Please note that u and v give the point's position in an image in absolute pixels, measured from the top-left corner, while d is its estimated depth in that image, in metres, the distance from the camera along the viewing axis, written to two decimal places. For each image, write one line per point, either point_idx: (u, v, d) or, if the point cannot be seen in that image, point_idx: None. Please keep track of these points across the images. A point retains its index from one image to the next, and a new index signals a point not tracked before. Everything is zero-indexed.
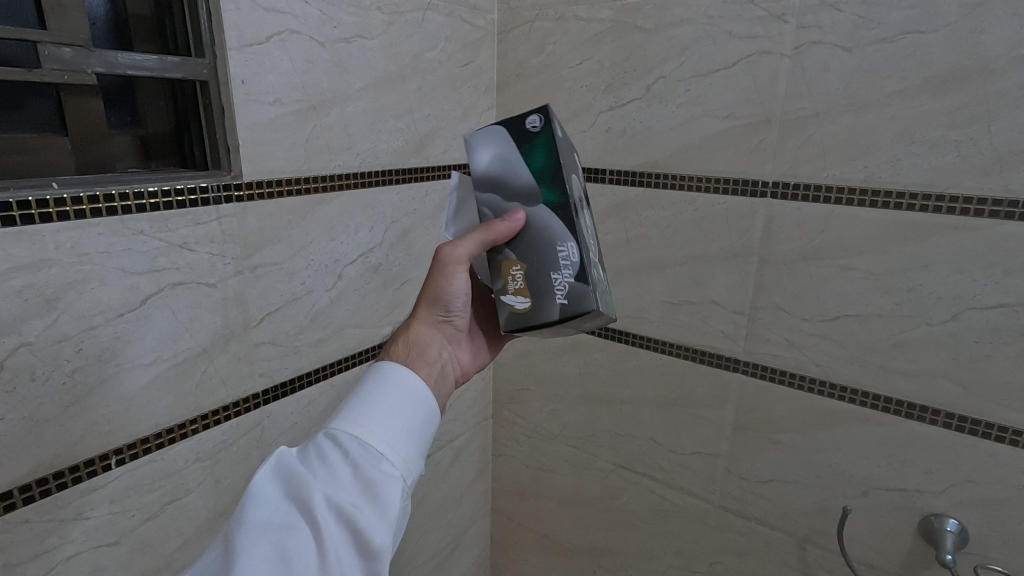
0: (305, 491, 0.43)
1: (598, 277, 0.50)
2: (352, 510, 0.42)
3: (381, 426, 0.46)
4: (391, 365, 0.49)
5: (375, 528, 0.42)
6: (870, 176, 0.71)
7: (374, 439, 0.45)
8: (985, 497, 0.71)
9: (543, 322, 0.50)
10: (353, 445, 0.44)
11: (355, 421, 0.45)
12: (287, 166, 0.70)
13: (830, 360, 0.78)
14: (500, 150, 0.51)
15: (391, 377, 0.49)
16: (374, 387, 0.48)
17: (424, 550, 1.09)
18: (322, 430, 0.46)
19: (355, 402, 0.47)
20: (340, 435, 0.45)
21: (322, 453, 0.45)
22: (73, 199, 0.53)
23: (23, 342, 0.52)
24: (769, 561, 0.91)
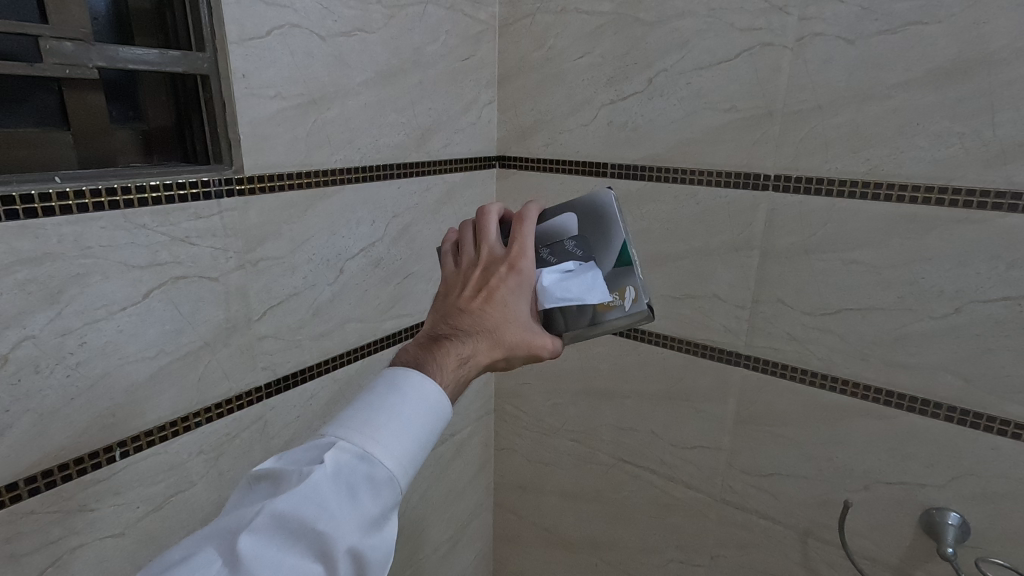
0: (329, 524, 0.41)
1: None
2: (369, 546, 0.43)
3: (411, 461, 0.46)
4: (439, 394, 0.47)
5: (382, 561, 0.44)
6: (873, 169, 0.70)
7: (404, 476, 0.45)
8: (986, 491, 0.71)
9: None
10: (384, 481, 0.44)
11: (389, 454, 0.44)
12: (288, 159, 0.70)
13: (832, 354, 0.78)
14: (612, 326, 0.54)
15: (434, 417, 0.47)
16: (415, 422, 0.46)
17: (426, 543, 1.10)
18: (355, 456, 0.44)
19: (395, 432, 0.45)
20: (374, 470, 0.44)
21: (351, 482, 0.43)
22: (76, 193, 0.54)
23: (28, 335, 0.52)
24: (770, 554, 0.91)
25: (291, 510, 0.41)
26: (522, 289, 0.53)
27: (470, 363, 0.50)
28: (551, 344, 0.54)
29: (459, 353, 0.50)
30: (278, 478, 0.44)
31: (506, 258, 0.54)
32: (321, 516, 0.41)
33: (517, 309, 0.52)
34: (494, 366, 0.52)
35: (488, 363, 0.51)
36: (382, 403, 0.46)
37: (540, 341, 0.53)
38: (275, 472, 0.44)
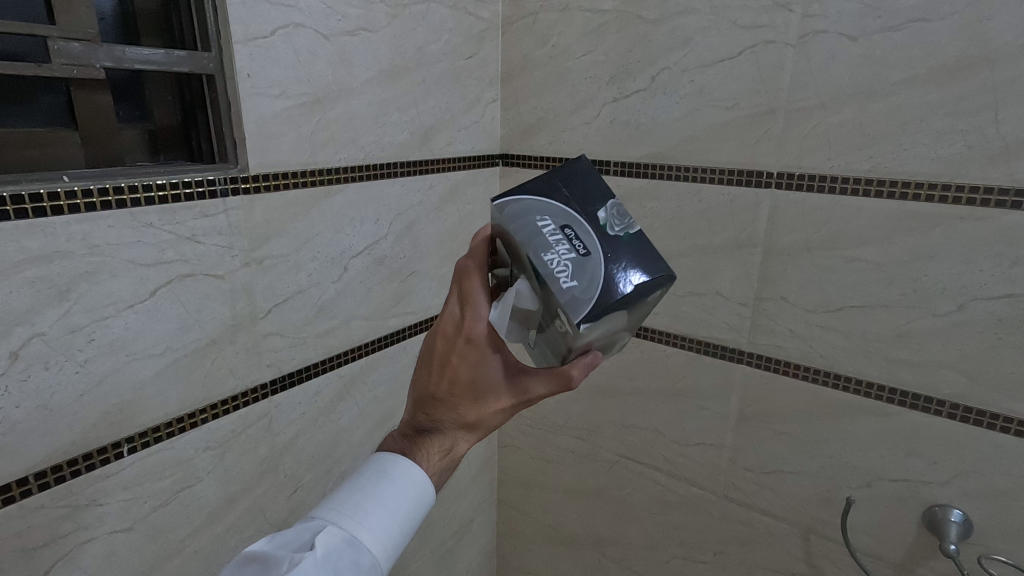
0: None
1: None
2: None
3: (395, 549, 0.47)
4: (426, 482, 0.49)
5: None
6: (876, 166, 0.70)
7: (387, 565, 0.47)
8: (989, 487, 0.71)
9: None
10: (368, 569, 0.45)
11: (375, 538, 0.46)
12: (292, 158, 0.71)
13: (835, 351, 0.78)
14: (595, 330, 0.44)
15: (418, 501, 0.49)
16: (402, 506, 0.48)
17: (430, 539, 1.11)
18: (343, 540, 0.45)
19: (381, 519, 0.47)
20: (362, 554, 0.45)
21: (340, 568, 0.43)
22: (84, 192, 0.54)
23: (37, 332, 0.53)
24: (773, 550, 0.91)
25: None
26: (482, 363, 0.47)
27: (453, 447, 0.50)
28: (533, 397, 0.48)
29: (440, 443, 0.50)
30: (267, 561, 0.44)
31: (458, 334, 0.47)
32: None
33: (485, 383, 0.48)
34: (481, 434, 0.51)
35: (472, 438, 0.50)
36: (373, 488, 0.47)
37: (520, 401, 0.49)
38: (263, 554, 0.44)
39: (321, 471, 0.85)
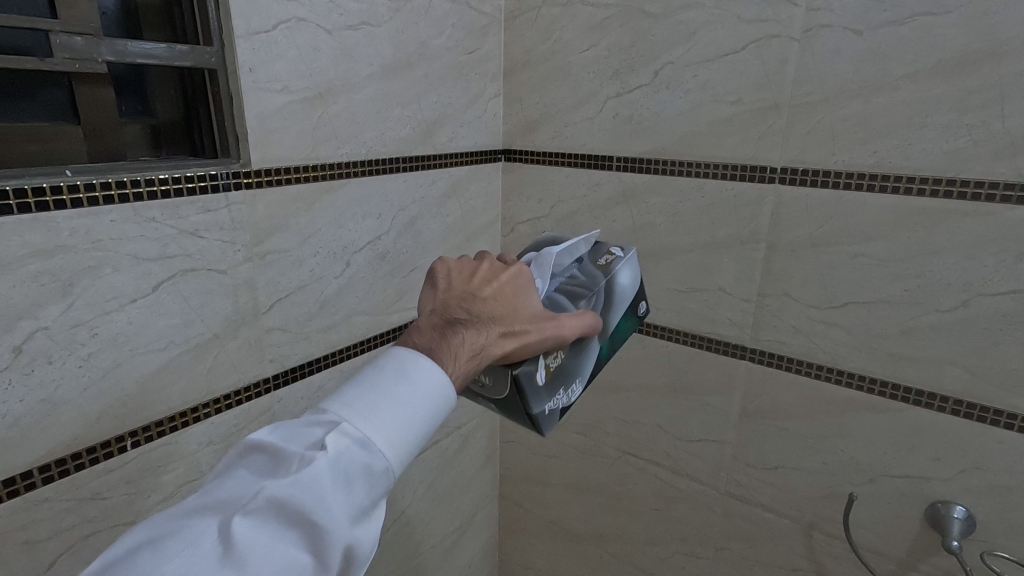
0: (326, 516, 0.39)
1: (561, 394, 0.56)
2: (357, 541, 0.41)
3: (409, 456, 0.45)
4: (446, 391, 0.47)
5: (364, 557, 0.42)
6: (880, 161, 0.70)
7: (399, 471, 0.44)
8: (992, 484, 0.71)
9: (528, 400, 0.52)
10: (379, 475, 0.42)
11: (386, 443, 0.43)
12: (295, 153, 0.71)
13: (838, 347, 0.78)
14: (630, 275, 0.63)
15: (436, 406, 0.46)
16: (418, 411, 0.45)
17: (433, 534, 1.11)
18: (354, 442, 0.42)
19: (396, 423, 0.44)
20: (373, 458, 0.42)
21: (350, 474, 0.41)
22: (86, 186, 0.54)
23: (40, 326, 0.53)
24: (775, 546, 0.91)
25: (288, 496, 0.38)
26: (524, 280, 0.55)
27: (483, 348, 0.49)
28: (569, 323, 0.53)
29: (474, 333, 0.49)
30: (272, 455, 0.41)
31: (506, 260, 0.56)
32: (319, 506, 0.39)
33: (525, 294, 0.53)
34: (510, 353, 0.50)
35: (504, 346, 0.50)
36: (389, 390, 0.44)
37: (558, 322, 0.52)
38: (270, 449, 0.42)
39: None
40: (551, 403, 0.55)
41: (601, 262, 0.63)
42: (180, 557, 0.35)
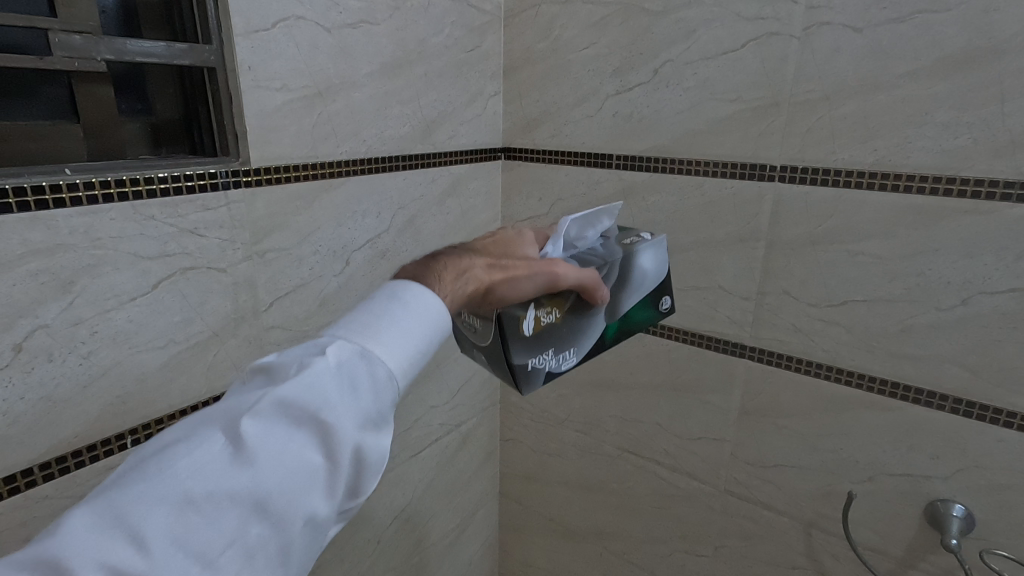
0: (331, 418, 0.39)
1: (547, 356, 0.54)
2: (366, 446, 0.41)
3: (413, 367, 0.44)
4: (444, 308, 0.46)
5: (376, 464, 0.42)
6: (880, 159, 0.70)
7: (404, 381, 0.43)
8: (991, 482, 0.71)
9: (508, 344, 0.50)
10: (384, 383, 0.42)
11: (388, 352, 0.43)
12: (294, 152, 0.71)
13: (838, 345, 0.78)
14: (652, 259, 0.61)
15: (437, 322, 0.46)
16: (418, 324, 0.44)
17: (433, 531, 1.11)
18: (354, 353, 0.42)
19: (397, 334, 0.43)
20: (374, 366, 0.42)
21: (354, 380, 0.41)
22: (86, 184, 0.54)
23: (40, 324, 0.53)
24: (775, 544, 0.91)
25: (293, 397, 0.39)
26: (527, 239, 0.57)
27: (468, 273, 0.50)
28: (562, 265, 0.51)
29: (460, 258, 0.51)
30: (274, 368, 0.42)
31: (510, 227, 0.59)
32: (323, 409, 0.39)
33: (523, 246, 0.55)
34: (497, 283, 0.50)
35: (490, 274, 0.50)
36: (387, 306, 0.44)
37: (548, 261, 0.51)
38: (272, 362, 0.42)
39: None
40: (534, 361, 0.53)
41: (627, 240, 0.62)
42: (190, 456, 0.36)
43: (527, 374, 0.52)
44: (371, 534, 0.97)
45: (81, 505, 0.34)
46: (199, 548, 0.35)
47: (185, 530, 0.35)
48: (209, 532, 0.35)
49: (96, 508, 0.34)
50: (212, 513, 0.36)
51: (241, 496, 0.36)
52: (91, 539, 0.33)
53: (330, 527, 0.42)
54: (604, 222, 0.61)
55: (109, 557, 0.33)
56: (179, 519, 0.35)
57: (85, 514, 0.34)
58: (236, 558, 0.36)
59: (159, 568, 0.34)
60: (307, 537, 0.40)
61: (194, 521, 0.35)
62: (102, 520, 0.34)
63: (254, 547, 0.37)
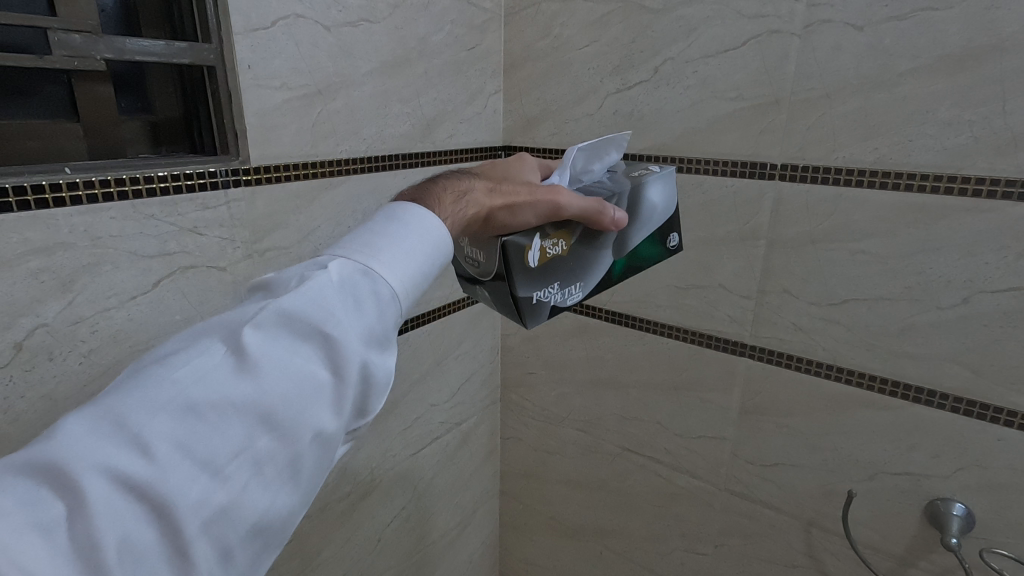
0: (337, 328, 0.37)
1: (552, 291, 0.54)
2: (373, 362, 0.39)
3: (416, 291, 0.43)
4: (444, 229, 0.45)
5: (383, 383, 0.39)
6: (881, 158, 0.69)
7: (407, 302, 0.41)
8: (991, 481, 0.71)
9: (513, 276, 0.50)
10: (388, 299, 0.40)
11: (392, 271, 0.41)
12: (294, 150, 0.71)
13: (838, 344, 0.78)
14: (661, 192, 0.61)
15: (439, 245, 0.44)
16: (421, 244, 0.43)
17: (433, 529, 1.12)
18: (358, 268, 0.40)
19: (401, 253, 0.42)
20: (379, 282, 0.40)
21: (359, 294, 0.39)
22: (85, 183, 0.55)
23: (40, 323, 0.53)
24: (775, 543, 0.91)
25: (297, 308, 0.36)
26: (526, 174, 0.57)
27: (469, 197, 0.50)
28: (565, 193, 0.51)
29: (462, 185, 0.51)
30: (272, 286, 0.40)
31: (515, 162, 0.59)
32: (330, 318, 0.37)
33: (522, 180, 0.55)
34: (497, 209, 0.50)
35: (490, 200, 0.50)
36: (388, 228, 0.43)
37: (550, 189, 0.51)
38: (268, 282, 0.40)
39: None
40: (538, 295, 0.53)
41: (635, 174, 0.62)
42: (190, 363, 0.33)
43: (531, 308, 0.53)
44: (371, 531, 0.97)
45: (71, 414, 0.31)
46: (205, 457, 0.31)
47: (187, 437, 0.31)
48: (214, 440, 0.32)
49: (88, 417, 0.30)
50: (217, 420, 0.32)
51: (247, 404, 0.33)
52: (85, 443, 0.29)
53: (337, 451, 0.39)
54: (611, 155, 0.60)
55: (106, 462, 0.29)
56: (181, 426, 0.31)
57: (78, 421, 0.30)
58: (244, 471, 0.33)
59: (161, 476, 0.30)
60: (317, 457, 0.36)
61: (198, 428, 0.32)
62: (97, 426, 0.30)
63: (263, 460, 0.33)
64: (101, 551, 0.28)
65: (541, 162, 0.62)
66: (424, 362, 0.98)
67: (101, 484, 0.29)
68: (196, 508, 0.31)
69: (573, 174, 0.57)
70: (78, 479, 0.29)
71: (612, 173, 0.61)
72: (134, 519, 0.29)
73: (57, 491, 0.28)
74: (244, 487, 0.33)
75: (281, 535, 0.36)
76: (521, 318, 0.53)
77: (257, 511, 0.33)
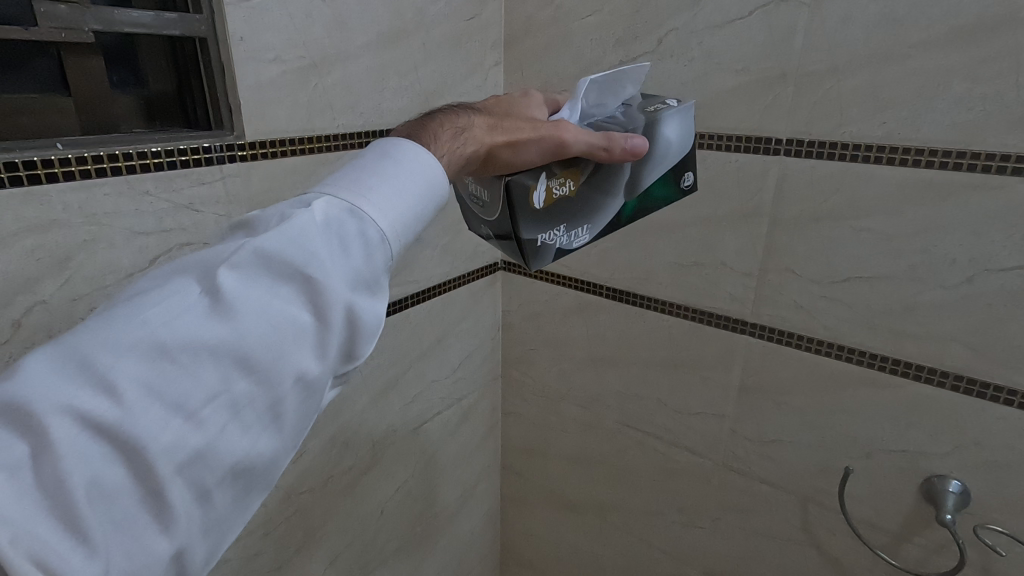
0: (319, 271, 0.36)
1: (557, 233, 0.54)
2: (359, 306, 0.38)
3: (407, 238, 0.42)
4: (442, 172, 0.44)
5: (371, 328, 0.39)
6: (889, 133, 0.68)
7: (396, 247, 0.41)
8: (988, 459, 0.71)
9: (517, 219, 0.51)
10: (377, 242, 0.39)
11: (381, 214, 0.40)
12: (290, 125, 0.70)
13: (840, 322, 0.77)
14: (677, 127, 0.57)
15: (432, 187, 0.44)
16: (412, 185, 0.42)
17: (435, 502, 1.13)
18: (345, 207, 0.39)
19: (390, 195, 0.41)
20: (366, 224, 0.39)
21: (344, 235, 0.38)
22: (77, 159, 0.54)
23: (38, 300, 0.54)
24: (771, 517, 0.92)
25: (276, 249, 0.36)
26: (531, 111, 0.56)
27: (468, 135, 0.50)
28: (569, 129, 0.50)
29: (463, 121, 0.51)
30: (255, 225, 0.39)
31: (522, 97, 0.59)
32: (311, 261, 0.36)
33: (526, 117, 0.54)
34: (499, 147, 0.50)
35: (491, 137, 0.50)
36: (378, 168, 0.41)
37: (555, 125, 0.50)
38: (251, 221, 0.39)
39: (326, 438, 0.85)
40: (542, 239, 0.53)
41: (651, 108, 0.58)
42: (163, 303, 0.33)
43: (535, 250, 0.53)
44: (374, 504, 0.99)
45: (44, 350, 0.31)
46: (177, 399, 0.31)
47: (159, 379, 0.31)
48: (187, 382, 0.32)
49: (59, 355, 0.30)
50: (188, 363, 0.32)
51: (222, 347, 0.33)
52: (54, 381, 0.30)
53: (324, 395, 0.39)
54: (628, 89, 0.58)
55: (75, 401, 0.29)
56: (153, 367, 0.31)
57: (48, 359, 0.30)
58: (220, 413, 0.33)
59: (133, 416, 0.30)
60: (299, 401, 0.36)
61: (169, 370, 0.32)
62: (66, 365, 0.30)
63: (240, 403, 0.33)
64: (71, 487, 0.28)
65: (548, 96, 0.61)
66: (424, 339, 0.99)
67: (70, 421, 0.29)
68: (170, 449, 0.31)
69: (585, 108, 0.57)
70: (45, 418, 0.29)
71: (627, 107, 0.59)
72: (105, 456, 0.30)
73: (27, 428, 0.29)
74: (220, 430, 0.33)
75: (266, 477, 0.36)
76: (525, 260, 0.53)
77: (237, 451, 0.34)
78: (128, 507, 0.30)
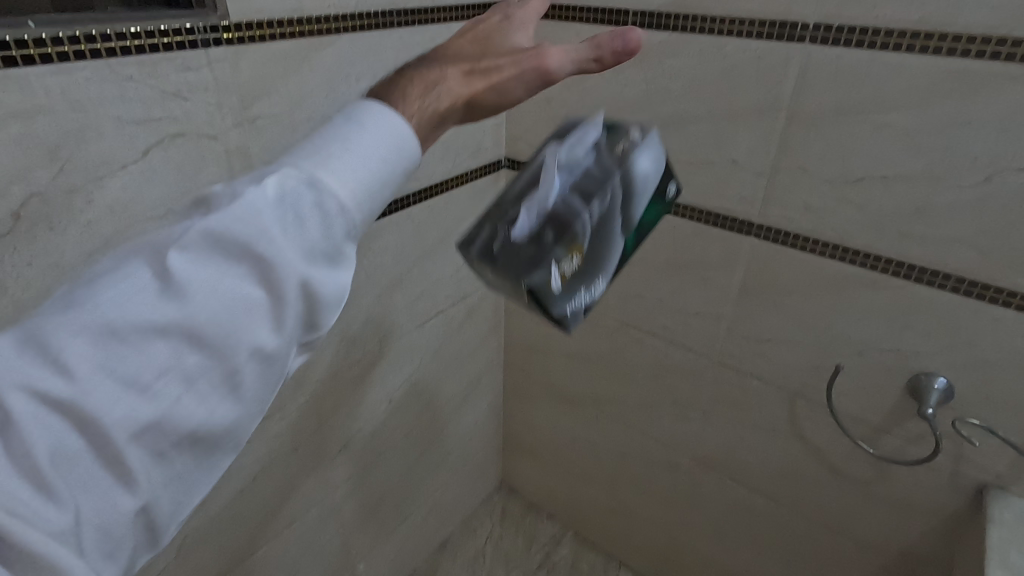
0: (271, 243, 0.32)
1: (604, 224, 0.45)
2: (319, 279, 0.34)
3: (374, 205, 0.37)
4: (412, 135, 0.38)
5: (333, 298, 0.35)
6: (926, 17, 0.63)
7: (360, 217, 0.36)
8: (977, 358, 0.73)
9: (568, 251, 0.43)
10: (336, 212, 0.34)
11: (343, 177, 0.35)
12: (278, 5, 0.65)
13: (847, 224, 0.76)
14: None
15: (399, 145, 0.38)
16: (378, 142, 0.37)
17: (440, 394, 1.19)
18: (301, 172, 0.34)
19: (352, 158, 0.36)
20: (324, 193, 0.34)
21: (300, 206, 0.34)
22: (52, 39, 0.50)
23: (33, 190, 0.53)
24: (760, 410, 0.97)
25: (221, 223, 0.32)
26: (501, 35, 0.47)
27: (439, 87, 0.42)
28: (551, 51, 0.43)
29: (427, 70, 0.42)
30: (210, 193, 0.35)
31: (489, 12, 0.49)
32: (263, 233, 0.32)
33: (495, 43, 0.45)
34: (478, 94, 0.43)
35: (466, 85, 0.42)
36: (341, 129, 0.37)
37: (534, 51, 0.43)
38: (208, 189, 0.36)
39: (334, 332, 0.88)
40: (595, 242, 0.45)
41: None
42: (111, 281, 0.30)
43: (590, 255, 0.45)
44: (382, 395, 1.04)
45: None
46: (127, 375, 0.30)
47: (108, 359, 0.29)
48: (137, 360, 0.30)
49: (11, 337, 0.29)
50: (138, 341, 0.30)
51: (171, 324, 0.30)
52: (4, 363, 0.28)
53: (290, 364, 0.36)
54: None
55: (27, 380, 0.28)
56: (100, 347, 0.29)
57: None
58: (174, 388, 0.31)
59: (82, 395, 0.28)
60: (258, 375, 0.34)
61: (118, 350, 0.30)
62: (18, 346, 0.29)
63: (194, 377, 0.31)
64: (27, 458, 0.28)
65: None
66: (427, 238, 0.98)
67: (23, 397, 0.28)
68: (123, 424, 0.29)
69: None
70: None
71: None
72: (62, 428, 0.29)
73: None
74: (175, 403, 0.31)
75: (233, 443, 0.35)
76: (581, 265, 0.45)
77: (196, 424, 0.32)
78: (88, 478, 0.29)
